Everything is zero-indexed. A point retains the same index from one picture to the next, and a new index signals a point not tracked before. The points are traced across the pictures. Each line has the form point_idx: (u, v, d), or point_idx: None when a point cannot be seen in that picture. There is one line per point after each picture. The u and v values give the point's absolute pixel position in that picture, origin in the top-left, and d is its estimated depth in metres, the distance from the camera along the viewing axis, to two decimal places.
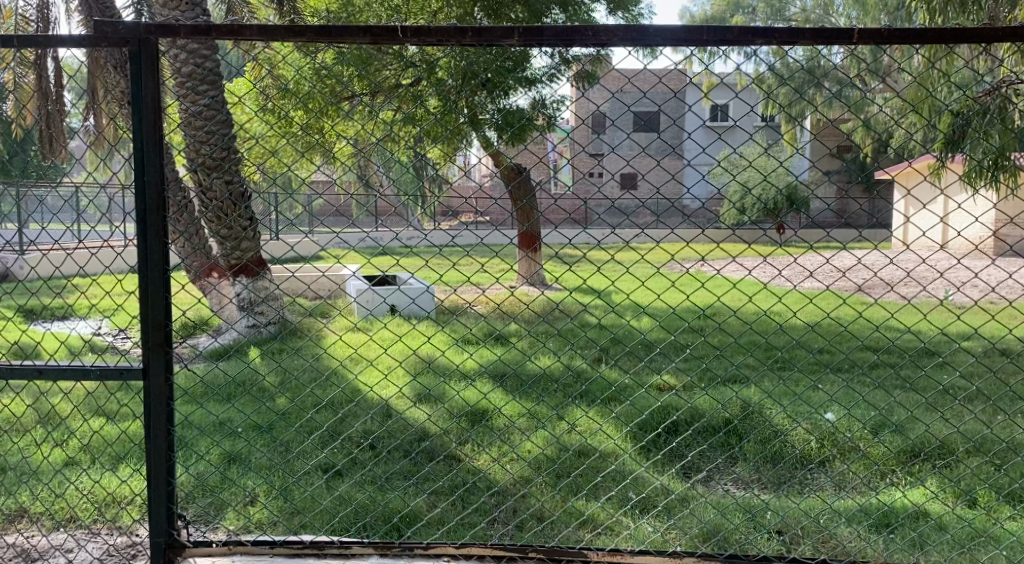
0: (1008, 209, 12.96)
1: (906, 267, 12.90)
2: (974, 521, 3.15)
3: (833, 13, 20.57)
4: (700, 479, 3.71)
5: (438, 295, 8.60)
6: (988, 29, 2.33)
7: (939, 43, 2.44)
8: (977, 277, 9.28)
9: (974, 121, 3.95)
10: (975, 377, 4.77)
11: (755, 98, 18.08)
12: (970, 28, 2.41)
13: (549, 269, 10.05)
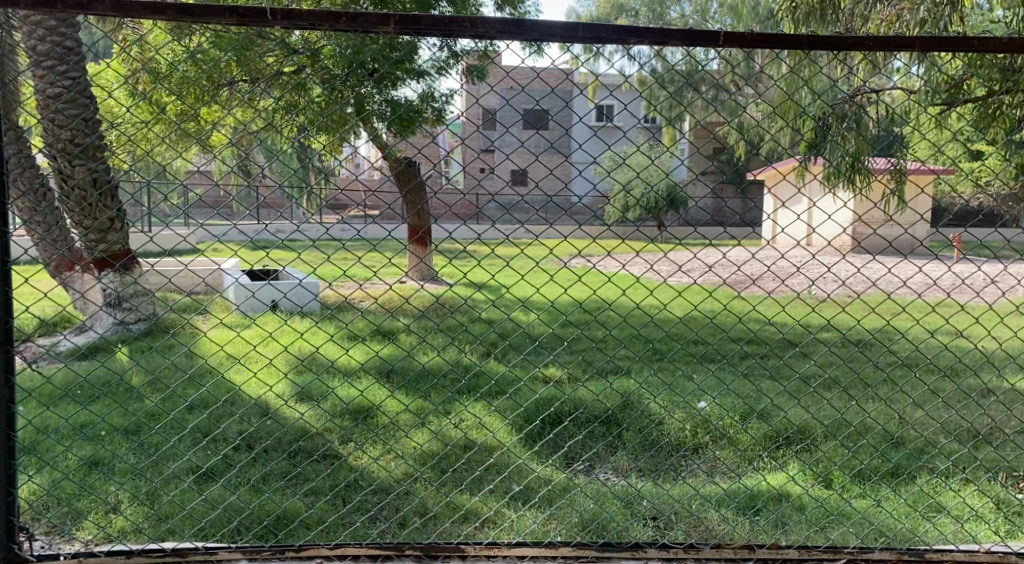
0: (859, 209, 14.07)
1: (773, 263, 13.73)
2: (828, 500, 3.38)
3: (710, 20, 21.58)
4: (581, 469, 3.80)
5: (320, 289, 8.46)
6: (840, 38, 2.47)
7: (796, 49, 2.59)
8: (834, 273, 10.02)
9: (833, 127, 4.22)
10: (831, 364, 5.13)
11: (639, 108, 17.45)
12: (823, 35, 2.56)
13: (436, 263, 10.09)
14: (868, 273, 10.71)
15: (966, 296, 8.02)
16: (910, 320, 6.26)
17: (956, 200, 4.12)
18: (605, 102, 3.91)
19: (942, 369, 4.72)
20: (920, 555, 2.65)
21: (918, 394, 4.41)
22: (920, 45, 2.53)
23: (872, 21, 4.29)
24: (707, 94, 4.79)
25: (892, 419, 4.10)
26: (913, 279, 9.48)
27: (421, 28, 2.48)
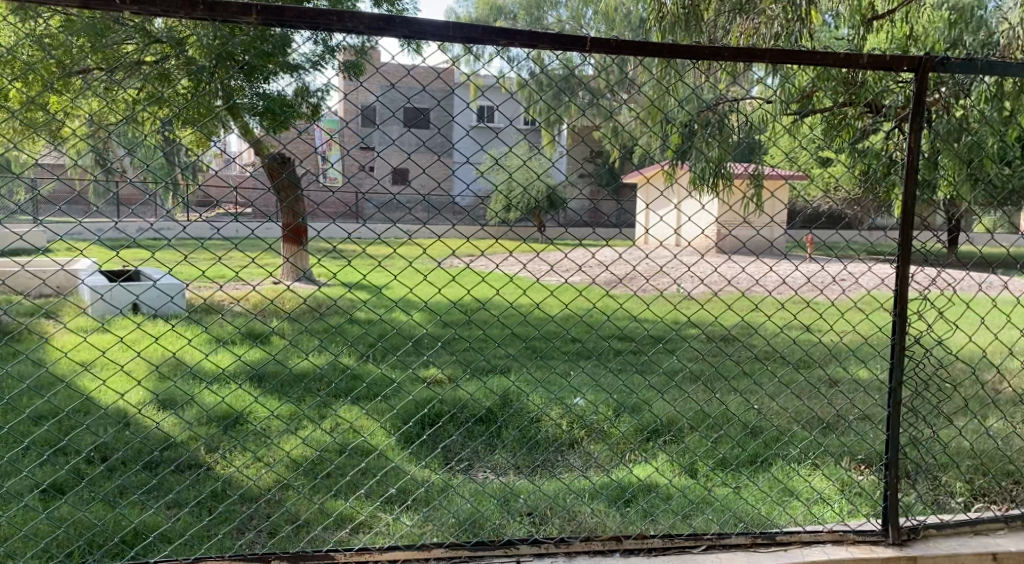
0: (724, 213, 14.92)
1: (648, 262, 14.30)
2: (693, 490, 3.55)
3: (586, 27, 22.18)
4: (457, 468, 3.79)
5: (189, 292, 8.04)
6: (695, 48, 2.59)
7: (658, 56, 2.68)
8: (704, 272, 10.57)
9: (700, 133, 4.43)
10: (701, 359, 5.37)
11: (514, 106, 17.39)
12: (682, 44, 2.67)
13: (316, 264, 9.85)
14: (733, 273, 11.35)
15: (814, 293, 8.69)
16: (767, 316, 6.68)
17: (806, 204, 4.43)
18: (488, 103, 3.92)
19: (795, 362, 5.06)
20: (772, 538, 2.80)
21: (775, 387, 4.70)
22: (769, 58, 2.70)
23: (732, 34, 4.53)
24: (585, 98, 4.89)
25: (751, 409, 4.35)
26: (771, 278, 10.14)
27: (284, 21, 2.40)
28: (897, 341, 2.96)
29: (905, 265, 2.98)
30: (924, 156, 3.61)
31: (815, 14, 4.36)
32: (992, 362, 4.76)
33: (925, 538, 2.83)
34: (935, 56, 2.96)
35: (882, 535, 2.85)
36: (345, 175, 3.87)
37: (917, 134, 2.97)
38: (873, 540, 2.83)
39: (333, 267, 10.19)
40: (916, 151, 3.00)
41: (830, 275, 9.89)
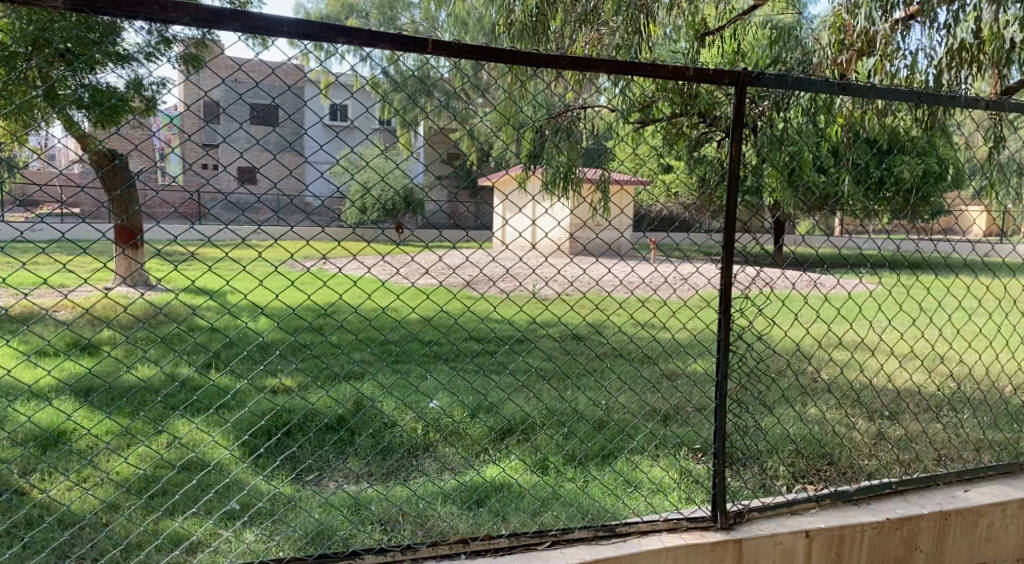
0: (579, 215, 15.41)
1: (510, 263, 14.52)
2: (547, 488, 3.61)
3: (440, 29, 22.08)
4: (306, 478, 3.66)
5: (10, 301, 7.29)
6: (532, 56, 2.61)
7: (500, 62, 2.68)
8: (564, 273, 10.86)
9: (552, 138, 4.55)
10: (557, 358, 5.50)
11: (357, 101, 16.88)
12: (524, 51, 2.68)
13: (156, 270, 9.22)
14: (591, 273, 11.75)
15: (655, 292, 9.19)
16: (619, 315, 6.96)
17: (648, 209, 4.64)
18: (340, 101, 3.74)
19: (643, 358, 5.30)
20: (612, 529, 2.87)
21: (627, 382, 4.89)
22: (603, 68, 2.77)
23: (578, 43, 4.67)
24: (440, 101, 4.88)
25: (599, 405, 4.50)
26: (625, 278, 10.58)
27: (99, 8, 2.26)
28: (723, 336, 3.14)
29: (729, 266, 3.17)
30: (750, 163, 3.89)
31: (653, 27, 4.58)
32: (806, 352, 5.21)
33: (750, 520, 2.98)
34: (753, 70, 3.17)
35: (712, 521, 2.96)
36: (180, 172, 3.56)
37: (737, 142, 3.18)
38: (703, 526, 2.94)
39: (173, 273, 9.58)
40: (737, 159, 3.21)
41: (670, 275, 10.47)
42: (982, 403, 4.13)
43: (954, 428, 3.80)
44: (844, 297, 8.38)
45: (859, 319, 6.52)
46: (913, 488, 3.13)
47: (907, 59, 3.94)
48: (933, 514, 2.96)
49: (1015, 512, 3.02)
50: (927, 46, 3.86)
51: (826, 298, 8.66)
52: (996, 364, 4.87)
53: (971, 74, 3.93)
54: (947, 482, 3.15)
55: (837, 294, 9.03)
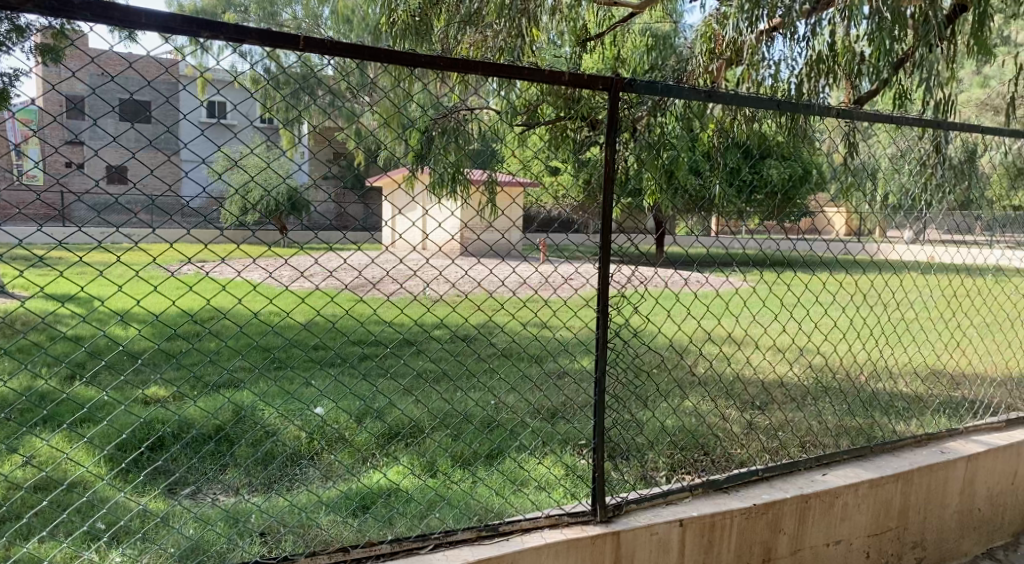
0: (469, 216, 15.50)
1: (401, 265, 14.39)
2: (434, 491, 3.58)
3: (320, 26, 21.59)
4: (180, 492, 3.47)
5: None
6: (409, 54, 2.48)
7: (374, 61, 2.54)
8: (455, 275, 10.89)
9: (438, 139, 4.52)
10: (445, 360, 5.48)
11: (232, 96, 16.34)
12: (399, 49, 2.54)
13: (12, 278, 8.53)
14: (481, 273, 11.84)
15: (544, 293, 9.37)
16: (507, 316, 7.03)
17: (532, 210, 4.70)
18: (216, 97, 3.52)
19: (530, 358, 5.38)
20: (495, 529, 2.86)
21: (513, 382, 4.94)
22: (480, 70, 2.70)
23: (462, 44, 4.68)
24: (323, 100, 4.77)
25: (486, 406, 4.52)
26: (515, 278, 10.73)
27: None
28: (600, 335, 3.21)
29: (606, 266, 3.25)
30: (628, 166, 4.00)
31: (536, 31, 4.64)
32: (683, 348, 5.44)
33: (628, 512, 3.03)
34: (625, 77, 3.26)
35: (592, 514, 2.99)
36: (36, 169, 3.29)
37: (612, 146, 3.26)
38: (583, 520, 2.97)
39: (35, 281, 8.90)
40: (612, 163, 3.29)
41: (558, 275, 10.71)
42: (839, 391, 4.44)
43: (816, 416, 4.05)
44: (720, 293, 8.82)
45: (731, 315, 6.88)
46: (777, 475, 3.27)
47: (772, 68, 4.19)
48: (795, 498, 3.08)
49: (866, 492, 3.15)
50: (790, 56, 4.11)
51: (704, 294, 9.08)
52: (847, 355, 5.25)
53: (829, 84, 4.18)
54: (807, 468, 3.28)
55: (711, 291, 9.48)
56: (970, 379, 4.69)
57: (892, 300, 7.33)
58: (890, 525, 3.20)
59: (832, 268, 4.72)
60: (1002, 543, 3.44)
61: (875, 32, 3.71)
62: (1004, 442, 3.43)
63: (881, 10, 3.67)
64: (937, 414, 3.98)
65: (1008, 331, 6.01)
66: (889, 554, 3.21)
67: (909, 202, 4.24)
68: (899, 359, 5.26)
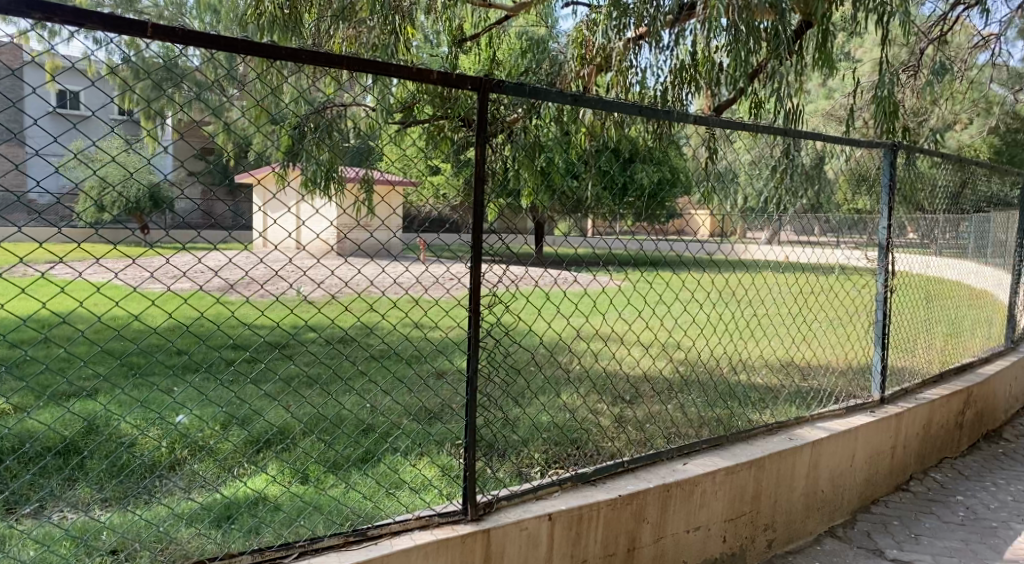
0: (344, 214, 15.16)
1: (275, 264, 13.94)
2: (302, 497, 3.48)
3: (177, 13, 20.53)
4: (19, 512, 3.20)
5: None
6: (270, 44, 2.31)
7: (229, 51, 2.36)
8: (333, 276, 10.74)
9: (309, 135, 4.40)
10: (321, 363, 5.37)
11: (77, 82, 15.20)
12: (256, 40, 2.37)
13: None
14: (360, 274, 11.71)
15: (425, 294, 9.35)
16: (384, 317, 7.00)
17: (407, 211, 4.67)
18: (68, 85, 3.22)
19: (406, 359, 5.36)
20: (363, 533, 2.75)
21: (387, 383, 4.90)
22: (346, 64, 2.56)
23: (335, 39, 4.60)
24: (186, 91, 4.55)
25: (363, 409, 4.46)
26: (394, 278, 10.72)
27: None
28: (472, 335, 3.21)
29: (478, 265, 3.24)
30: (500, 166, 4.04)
31: (407, 26, 4.70)
32: (558, 346, 5.57)
33: (500, 510, 2.99)
34: (493, 79, 3.27)
35: (463, 514, 2.93)
36: None
37: (482, 146, 3.26)
38: (453, 520, 2.90)
39: None
40: (483, 163, 3.29)
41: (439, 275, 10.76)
42: (702, 384, 4.68)
43: (680, 408, 4.25)
44: (595, 292, 9.11)
45: (602, 314, 7.14)
46: (641, 466, 3.38)
47: (639, 75, 4.40)
48: (658, 487, 3.17)
49: (724, 478, 3.31)
50: (654, 63, 4.31)
51: (581, 293, 9.35)
52: (704, 350, 5.58)
53: (692, 92, 4.39)
54: (669, 458, 3.42)
55: (585, 289, 9.78)
56: (816, 369, 5.07)
57: (749, 297, 7.82)
58: (744, 509, 3.38)
59: (693, 267, 4.99)
60: (843, 521, 3.71)
61: (733, 43, 3.92)
62: (842, 427, 3.71)
63: (736, 22, 3.90)
64: (787, 403, 4.28)
65: (848, 324, 6.56)
66: (743, 536, 3.39)
67: (765, 206, 4.52)
68: (754, 353, 5.62)
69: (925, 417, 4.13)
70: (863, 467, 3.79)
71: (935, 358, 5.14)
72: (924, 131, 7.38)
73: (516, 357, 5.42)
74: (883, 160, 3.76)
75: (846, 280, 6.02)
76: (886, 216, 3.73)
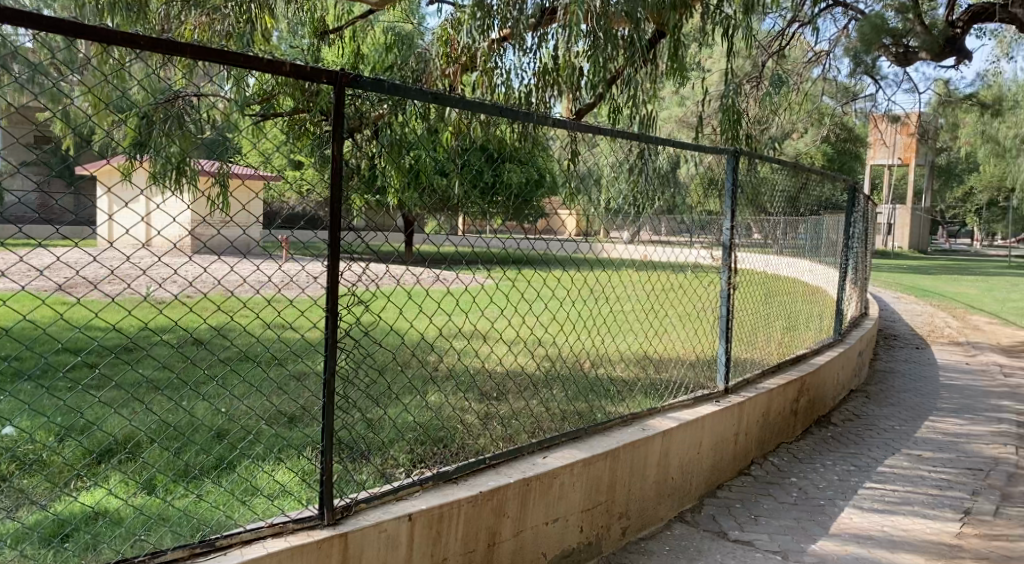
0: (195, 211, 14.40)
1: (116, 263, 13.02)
2: (146, 508, 3.27)
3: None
4: None
5: None
6: (101, 26, 2.13)
7: (53, 32, 2.15)
8: (180, 278, 10.27)
9: (157, 126, 4.15)
10: (173, 367, 5.10)
11: None
12: (83, 22, 2.17)
13: None
14: (212, 273, 11.22)
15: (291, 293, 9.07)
16: (241, 319, 6.75)
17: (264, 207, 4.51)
18: None
19: (264, 363, 5.20)
20: (211, 544, 2.54)
21: (242, 388, 4.73)
22: (189, 52, 2.39)
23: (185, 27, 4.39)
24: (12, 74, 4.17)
25: (218, 413, 4.29)
26: (249, 278, 10.39)
27: None
28: (329, 335, 3.11)
29: (337, 263, 3.14)
30: (362, 164, 3.97)
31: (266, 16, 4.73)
32: (422, 346, 5.57)
33: (357, 513, 2.88)
34: (349, 73, 3.17)
35: (319, 518, 2.79)
36: None
37: (339, 142, 3.13)
38: (309, 525, 2.75)
39: None
40: (340, 158, 3.17)
41: (300, 275, 10.53)
42: (565, 380, 4.82)
43: (543, 403, 4.36)
44: (462, 291, 9.17)
45: (464, 313, 7.25)
46: (502, 462, 3.41)
47: (503, 76, 4.48)
48: (517, 482, 3.20)
49: (581, 470, 3.41)
50: (519, 65, 4.37)
51: (449, 291, 9.39)
52: (556, 347, 5.82)
53: (555, 95, 4.51)
54: (529, 453, 3.47)
55: (451, 288, 9.84)
56: (670, 362, 5.34)
57: (607, 294, 8.13)
58: (600, 499, 3.49)
59: (553, 267, 5.12)
60: (690, 506, 3.93)
61: (592, 49, 4.05)
62: (691, 416, 3.92)
63: (595, 28, 4.02)
64: (644, 395, 4.48)
65: (698, 319, 6.97)
66: (599, 525, 3.50)
67: (628, 207, 4.70)
68: (611, 348, 5.85)
69: (764, 404, 4.43)
70: (709, 454, 4.03)
71: (774, 349, 5.55)
72: (765, 139, 7.94)
73: (376, 356, 5.39)
74: (726, 165, 4.00)
75: (697, 278, 6.36)
76: (729, 218, 3.96)
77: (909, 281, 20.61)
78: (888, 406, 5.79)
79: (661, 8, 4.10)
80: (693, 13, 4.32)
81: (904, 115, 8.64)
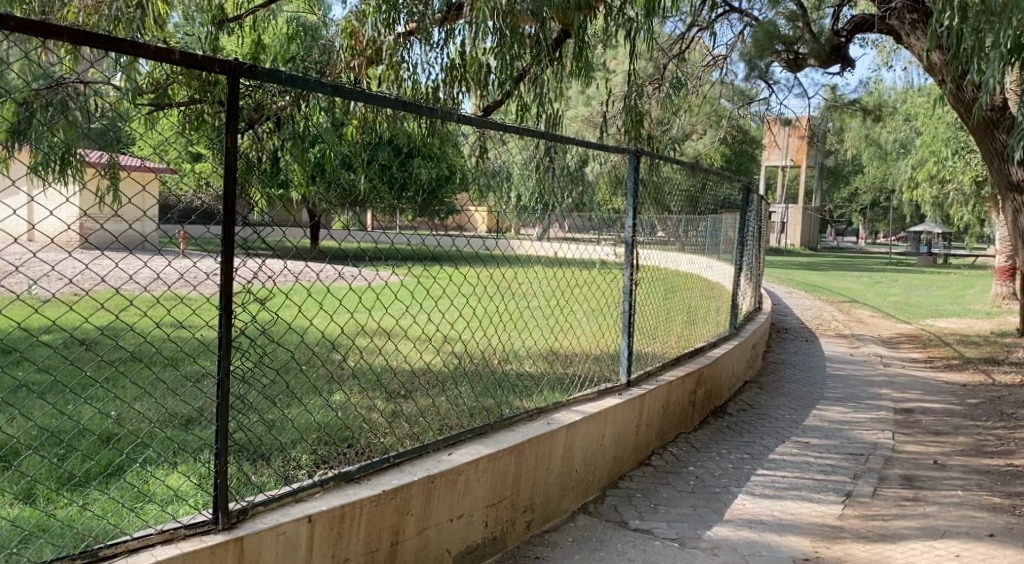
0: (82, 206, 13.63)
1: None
2: (23, 519, 3.08)
3: None
4: None
5: None
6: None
7: None
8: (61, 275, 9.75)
9: (39, 114, 3.91)
10: (58, 370, 4.83)
11: None
12: None
13: None
14: (100, 271, 10.68)
15: (191, 292, 8.72)
16: (134, 319, 6.46)
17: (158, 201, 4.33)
18: None
19: (157, 363, 5.00)
20: (93, 555, 2.37)
21: (133, 391, 4.52)
22: (69, 37, 2.25)
23: None
24: None
25: (107, 417, 4.09)
26: (141, 275, 9.97)
27: None
28: (224, 333, 2.99)
29: (232, 259, 3.01)
30: (262, 158, 3.85)
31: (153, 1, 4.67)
32: (325, 344, 5.47)
33: (254, 516, 2.75)
34: (245, 64, 3.03)
35: (213, 523, 2.65)
36: None
37: (233, 135, 3.01)
38: (203, 530, 2.61)
39: None
40: (234, 151, 3.05)
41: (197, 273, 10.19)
42: (470, 377, 4.84)
43: (450, 401, 4.36)
44: (370, 289, 9.06)
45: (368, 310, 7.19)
46: (407, 460, 3.36)
47: (410, 70, 4.45)
48: (422, 479, 3.15)
49: (485, 466, 3.41)
50: (426, 60, 4.35)
51: (357, 288, 9.26)
52: (460, 346, 5.79)
53: (464, 91, 4.51)
54: (434, 450, 3.44)
55: (357, 285, 9.71)
56: (576, 357, 5.43)
57: (517, 289, 8.18)
58: (504, 494, 3.51)
59: (460, 264, 5.12)
60: (593, 497, 4.00)
61: (500, 46, 4.07)
62: (594, 409, 4.00)
63: (502, 26, 4.04)
64: (550, 390, 4.54)
65: (603, 316, 7.13)
66: (504, 520, 3.52)
67: (538, 204, 4.75)
68: (518, 344, 5.91)
69: (664, 397, 4.57)
70: (612, 446, 4.12)
71: (675, 344, 5.73)
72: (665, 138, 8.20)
73: (275, 355, 5.28)
74: (628, 165, 4.07)
75: (603, 274, 6.46)
76: (630, 217, 4.05)
77: (802, 278, 21.67)
78: (779, 396, 6.08)
79: (566, 9, 4.17)
80: (596, 15, 4.42)
81: (795, 119, 9.09)
